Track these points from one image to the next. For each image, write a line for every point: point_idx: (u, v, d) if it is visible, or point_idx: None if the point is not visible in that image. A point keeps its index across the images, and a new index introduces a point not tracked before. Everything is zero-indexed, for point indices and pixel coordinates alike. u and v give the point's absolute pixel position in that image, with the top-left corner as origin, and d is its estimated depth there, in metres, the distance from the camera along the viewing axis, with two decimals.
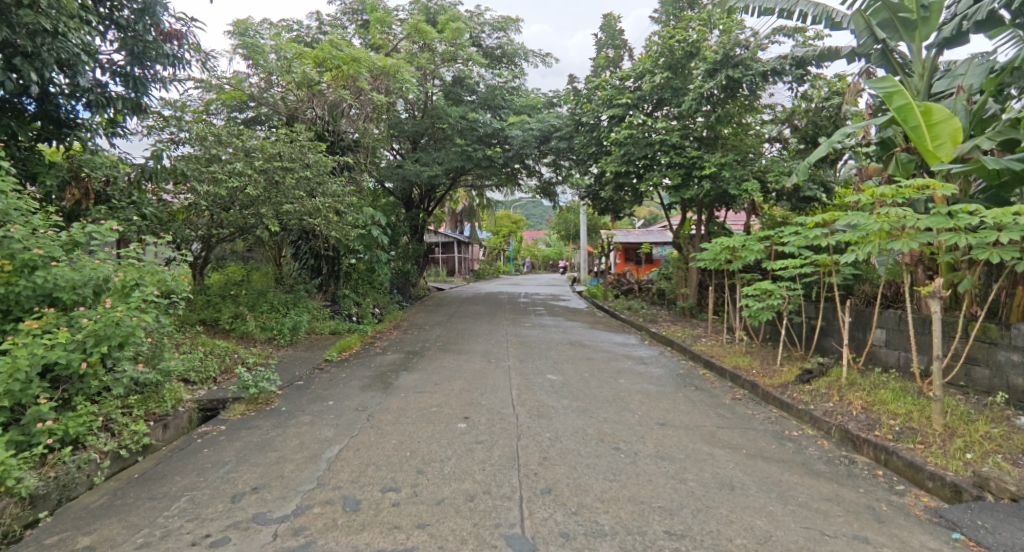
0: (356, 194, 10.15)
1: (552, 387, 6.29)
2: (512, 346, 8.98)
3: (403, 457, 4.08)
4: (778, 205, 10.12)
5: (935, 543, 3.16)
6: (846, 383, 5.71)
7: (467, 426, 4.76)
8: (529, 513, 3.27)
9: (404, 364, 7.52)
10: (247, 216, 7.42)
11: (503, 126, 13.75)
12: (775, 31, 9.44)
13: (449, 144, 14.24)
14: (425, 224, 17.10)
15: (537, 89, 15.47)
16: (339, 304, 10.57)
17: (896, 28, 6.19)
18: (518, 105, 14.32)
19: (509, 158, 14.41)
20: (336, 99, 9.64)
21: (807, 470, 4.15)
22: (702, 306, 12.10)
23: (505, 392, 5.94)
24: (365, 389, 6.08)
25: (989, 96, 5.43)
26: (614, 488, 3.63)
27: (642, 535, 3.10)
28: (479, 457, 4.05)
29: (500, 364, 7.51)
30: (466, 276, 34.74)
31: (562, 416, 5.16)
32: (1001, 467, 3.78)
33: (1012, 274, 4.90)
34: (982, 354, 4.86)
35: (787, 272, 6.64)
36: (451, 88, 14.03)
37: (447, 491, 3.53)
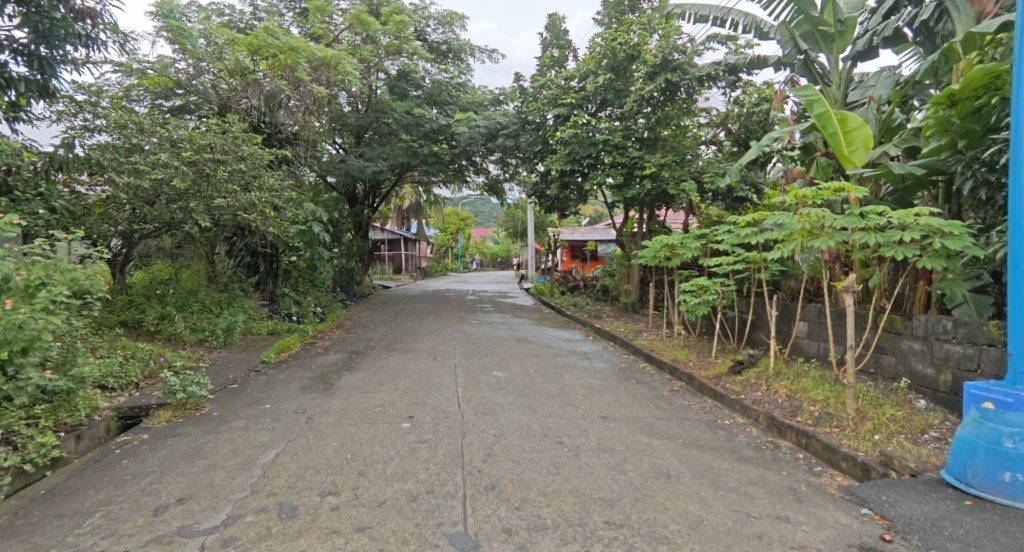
0: (295, 189, 9.93)
1: (498, 384, 6.39)
2: (459, 344, 9.01)
3: (343, 459, 4.07)
4: (714, 204, 10.56)
5: (847, 519, 3.40)
6: (773, 373, 6.09)
7: (411, 425, 4.78)
8: (472, 511, 3.34)
9: (347, 364, 7.42)
10: (174, 210, 7.12)
11: (449, 123, 13.74)
12: (710, 38, 9.86)
13: (394, 140, 14.09)
14: (370, 220, 16.87)
15: (483, 86, 15.52)
16: (278, 303, 10.29)
17: (816, 40, 6.55)
18: (463, 101, 14.37)
19: (456, 155, 14.40)
20: (274, 90, 9.34)
21: (736, 456, 4.41)
22: (644, 301, 12.49)
23: (451, 390, 5.99)
24: (305, 391, 5.98)
25: (896, 107, 5.88)
26: (557, 482, 3.75)
27: (583, 526, 3.22)
28: (423, 457, 4.09)
29: (446, 362, 7.55)
30: (413, 273, 34.41)
31: (507, 412, 5.26)
32: (904, 446, 4.14)
33: (915, 271, 5.35)
34: (889, 343, 5.28)
35: (721, 269, 6.98)
36: (396, 82, 13.68)
37: (390, 492, 3.55)
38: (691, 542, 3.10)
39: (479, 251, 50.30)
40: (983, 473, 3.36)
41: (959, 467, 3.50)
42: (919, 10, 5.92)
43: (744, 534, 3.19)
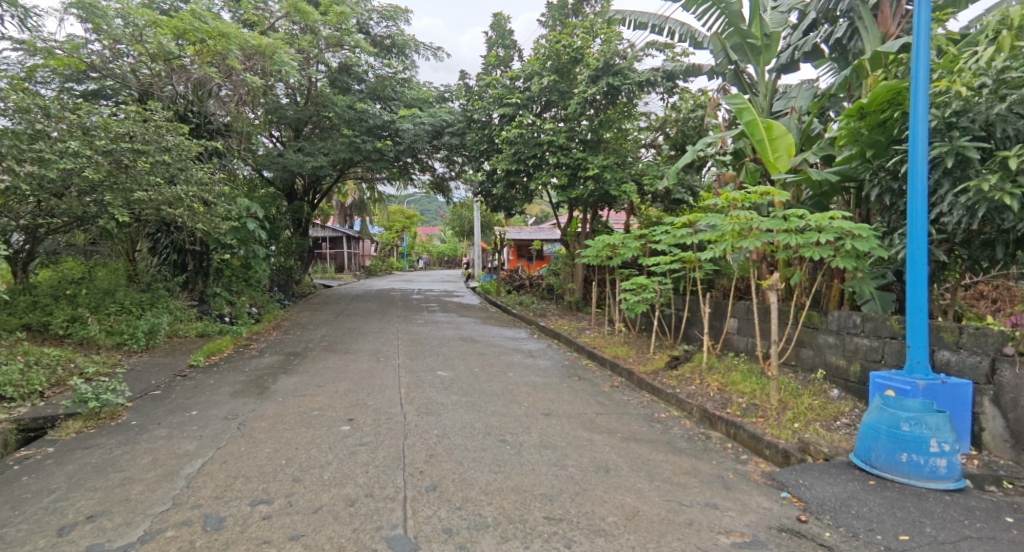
0: (227, 183, 9.66)
1: (442, 383, 6.42)
2: (402, 344, 8.96)
3: (277, 465, 4.01)
4: (654, 206, 10.93)
5: (767, 502, 3.61)
6: (705, 367, 6.42)
7: (351, 428, 4.75)
8: (413, 513, 3.37)
9: (284, 366, 7.24)
10: (88, 203, 6.84)
11: (393, 119, 13.59)
12: (649, 44, 10.21)
13: (335, 134, 13.82)
14: (310, 217, 16.48)
15: (428, 83, 15.46)
16: (208, 303, 9.89)
17: (745, 52, 6.88)
18: (408, 97, 14.26)
19: (400, 152, 14.25)
20: (202, 76, 8.97)
21: (670, 448, 4.63)
22: (587, 300, 12.77)
23: (393, 391, 5.98)
24: (237, 396, 5.81)
25: (815, 117, 6.29)
26: (498, 479, 3.83)
27: (523, 522, 3.30)
28: (362, 460, 4.08)
29: (389, 362, 7.51)
30: (356, 272, 33.74)
31: (451, 412, 5.31)
32: (819, 433, 4.47)
33: (830, 270, 5.76)
34: (808, 338, 5.68)
35: (659, 268, 7.27)
36: (337, 76, 13.46)
37: (326, 497, 3.54)
38: (626, 533, 3.22)
39: (425, 249, 49.89)
40: (885, 455, 3.60)
41: (866, 451, 3.74)
42: (835, 28, 6.41)
43: (676, 522, 3.35)
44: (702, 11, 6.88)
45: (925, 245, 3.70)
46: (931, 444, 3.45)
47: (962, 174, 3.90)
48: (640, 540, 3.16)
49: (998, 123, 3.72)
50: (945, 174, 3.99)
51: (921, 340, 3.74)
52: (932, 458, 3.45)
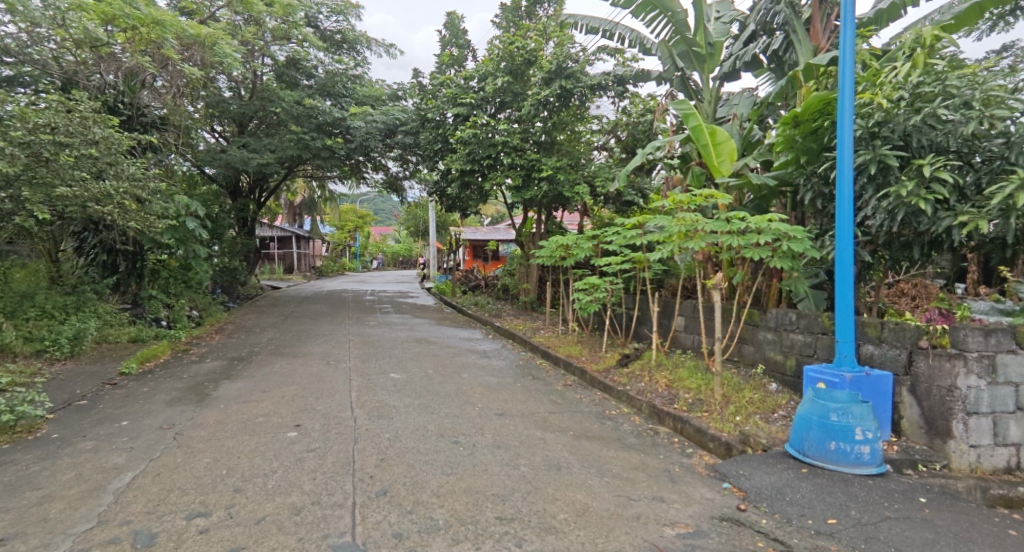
0: (164, 179, 9.34)
1: (394, 386, 6.39)
2: (354, 347, 8.85)
3: (217, 476, 3.90)
4: (606, 207, 11.14)
5: (710, 493, 3.77)
6: (655, 364, 6.63)
7: (298, 434, 4.69)
8: (362, 519, 3.33)
9: (227, 372, 7.02)
10: (3, 199, 6.40)
11: (344, 116, 13.39)
12: (600, 49, 10.42)
13: (283, 131, 13.50)
14: (255, 216, 16.05)
15: (381, 80, 15.29)
16: (143, 306, 9.46)
17: (690, 59, 7.13)
18: (360, 94, 14.06)
19: (351, 150, 14.00)
20: (135, 66, 8.61)
21: (619, 444, 4.76)
22: (541, 300, 12.90)
23: (344, 395, 5.91)
24: (174, 404, 5.61)
25: (754, 124, 6.58)
26: (450, 481, 3.85)
27: (475, 524, 3.32)
28: (309, 467, 4.03)
29: (340, 365, 7.41)
30: (306, 272, 32.95)
31: (403, 414, 5.31)
32: (758, 425, 4.69)
33: (769, 270, 6.05)
34: (749, 334, 5.95)
35: (611, 268, 7.44)
36: (284, 70, 13.24)
37: (270, 508, 3.46)
38: (576, 529, 3.27)
39: (380, 250, 49.17)
40: (816, 444, 3.83)
41: (799, 441, 3.96)
42: (771, 40, 6.75)
43: (624, 517, 3.43)
44: (650, 18, 7.08)
45: (852, 245, 3.96)
46: (856, 432, 3.69)
47: (883, 181, 4.20)
48: (590, 535, 3.21)
49: (914, 134, 4.05)
50: (869, 180, 4.27)
51: (848, 335, 3.99)
52: (857, 445, 3.69)
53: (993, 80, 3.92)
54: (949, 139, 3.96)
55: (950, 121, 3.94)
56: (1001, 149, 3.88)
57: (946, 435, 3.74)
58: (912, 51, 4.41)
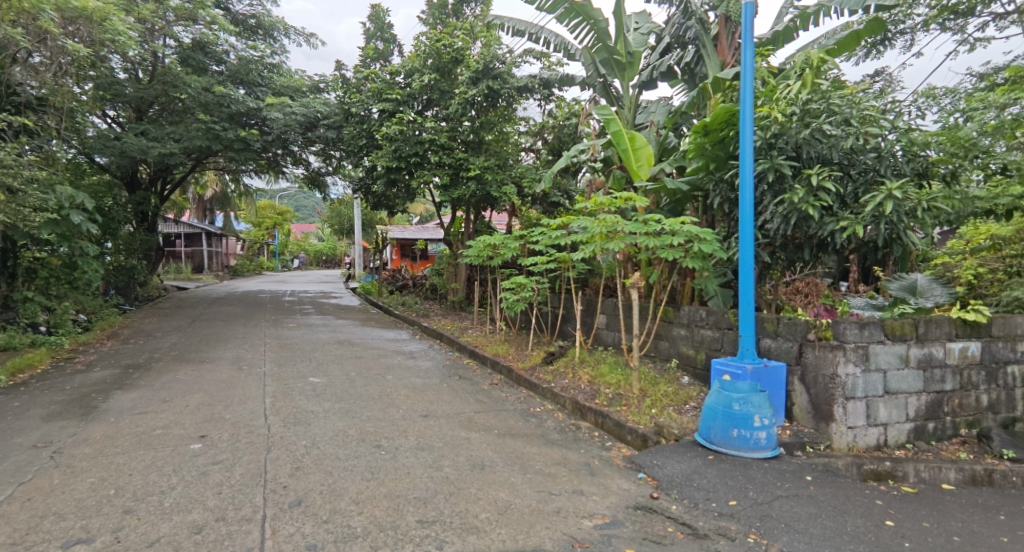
0: (43, 167, 8.53)
1: (314, 390, 6.22)
2: (270, 350, 8.51)
3: (103, 497, 3.62)
4: (533, 208, 11.30)
5: (626, 484, 3.96)
6: (578, 361, 6.86)
7: (203, 446, 4.48)
8: (272, 532, 3.21)
9: (119, 382, 6.56)
10: None
11: (259, 106, 12.84)
12: (526, 52, 10.60)
13: (188, 119, 12.71)
14: (156, 210, 15.09)
15: (301, 71, 14.75)
16: (16, 311, 8.59)
17: (612, 67, 7.40)
18: (277, 84, 13.57)
19: (268, 143, 13.51)
20: (4, 38, 7.75)
21: (542, 440, 4.90)
22: (470, 299, 12.92)
23: (257, 402, 5.70)
24: (53, 420, 5.18)
25: (670, 131, 6.93)
26: (371, 487, 3.80)
27: (395, 529, 3.28)
28: (214, 481, 3.84)
29: (253, 370, 7.11)
30: (218, 272, 31.15)
31: (322, 420, 5.19)
32: (672, 416, 4.97)
33: (683, 270, 6.40)
34: (665, 331, 6.28)
35: (537, 268, 7.56)
36: (189, 53, 12.54)
37: (166, 527, 3.25)
38: (497, 528, 3.31)
39: (301, 248, 47.43)
40: (721, 432, 4.12)
41: (706, 429, 4.24)
42: (684, 53, 7.18)
43: (544, 512, 3.52)
44: (573, 25, 7.29)
45: (752, 247, 4.28)
46: (755, 419, 4.00)
47: (779, 188, 4.57)
48: (510, 533, 3.26)
49: (804, 146, 4.45)
50: (768, 187, 4.64)
51: (749, 330, 4.32)
52: (756, 431, 4.00)
53: (868, 101, 4.41)
54: (832, 152, 4.39)
55: (833, 136, 4.38)
56: (874, 162, 4.41)
57: (829, 418, 4.13)
58: (802, 71, 4.83)
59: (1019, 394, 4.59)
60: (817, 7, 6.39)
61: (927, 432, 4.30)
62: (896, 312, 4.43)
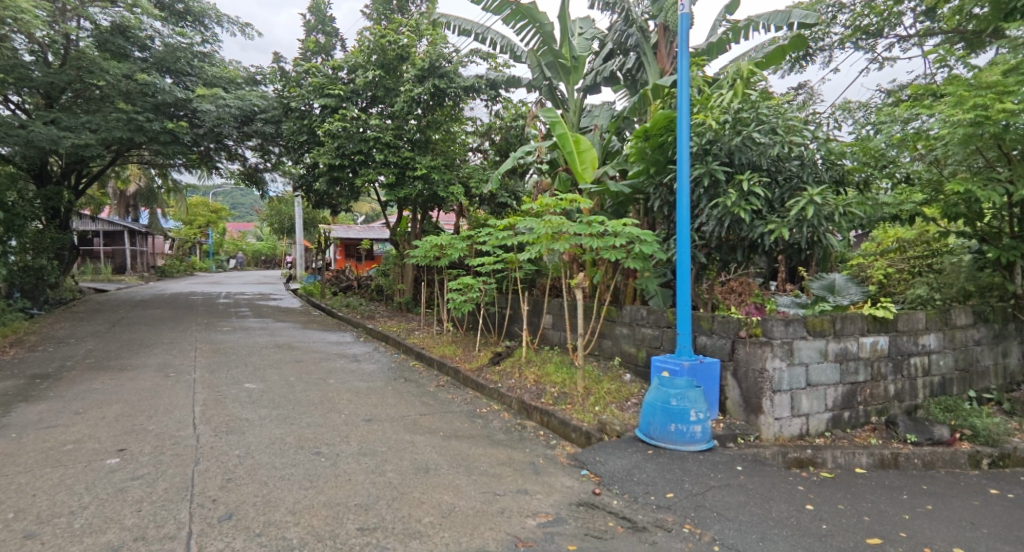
0: None
1: (249, 397, 6.02)
2: (200, 356, 8.16)
3: (2, 521, 3.35)
4: (481, 209, 11.30)
5: (570, 481, 4.04)
6: (524, 361, 6.94)
7: (121, 460, 4.24)
8: (200, 548, 3.08)
9: (24, 394, 6.12)
10: None
11: (189, 97, 12.26)
12: (473, 52, 10.64)
13: (107, 107, 12.02)
14: (69, 207, 14.16)
15: (237, 62, 14.22)
16: None
17: (557, 70, 7.51)
18: (208, 74, 13.01)
19: (199, 136, 12.93)
20: None
21: (488, 441, 4.93)
22: (417, 300, 12.81)
23: (184, 411, 5.46)
24: None
25: (613, 135, 7.11)
26: (309, 496, 3.71)
27: (334, 538, 3.22)
28: (134, 497, 3.63)
29: (180, 378, 6.79)
30: (144, 272, 29.49)
31: (257, 428, 5.04)
32: (614, 413, 5.10)
33: (626, 270, 6.56)
34: (608, 329, 6.44)
35: (484, 268, 7.55)
36: (107, 36, 11.89)
37: (78, 550, 3.05)
38: (441, 531, 3.31)
39: (238, 247, 45.63)
40: (659, 427, 4.26)
41: (646, 425, 4.38)
42: (627, 60, 7.40)
43: (489, 513, 3.55)
44: (519, 27, 7.37)
45: (689, 248, 4.45)
46: (691, 413, 4.17)
47: (714, 193, 4.80)
48: (454, 535, 3.27)
49: (737, 152, 4.69)
50: (704, 192, 4.86)
51: (686, 328, 4.49)
52: (692, 425, 4.18)
53: (792, 112, 4.71)
54: (761, 158, 4.65)
55: (762, 143, 4.63)
56: (798, 169, 4.71)
57: (758, 410, 4.35)
58: (734, 81, 5.09)
59: (920, 384, 4.98)
60: (747, 22, 6.72)
61: (843, 421, 4.60)
62: (817, 309, 4.72)
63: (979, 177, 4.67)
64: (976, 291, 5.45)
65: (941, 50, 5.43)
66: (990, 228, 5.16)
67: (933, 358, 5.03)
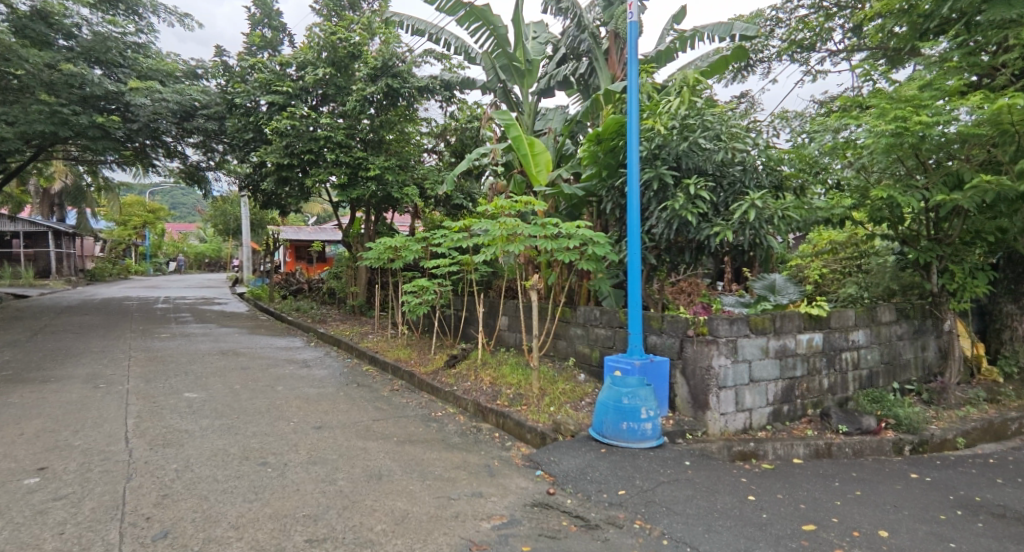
0: None
1: (189, 408, 5.79)
2: (135, 365, 7.77)
3: None
4: (436, 210, 11.21)
5: (525, 482, 4.08)
6: (480, 363, 6.94)
7: (42, 480, 3.98)
8: None
9: None
10: None
11: (121, 90, 11.68)
12: (426, 52, 10.59)
13: (25, 98, 11.21)
14: None
15: (175, 55, 13.68)
16: None
17: (511, 73, 7.57)
18: (143, 66, 12.45)
19: (132, 131, 12.32)
20: None
21: (443, 445, 4.92)
22: (371, 303, 12.62)
23: (115, 425, 5.19)
24: None
25: (567, 138, 7.20)
26: (255, 509, 3.61)
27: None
28: (56, 519, 3.41)
29: (111, 389, 6.46)
30: (73, 276, 27.86)
31: (198, 440, 4.85)
32: (569, 413, 5.18)
33: (580, 271, 6.64)
34: (563, 330, 6.52)
35: (439, 270, 7.48)
36: (26, 22, 11.22)
37: None
38: (394, 539, 3.29)
39: (178, 249, 44.46)
40: (612, 425, 4.35)
41: (599, 424, 4.46)
42: (579, 65, 7.54)
43: (443, 518, 3.54)
44: (473, 28, 7.39)
45: (640, 249, 4.56)
46: (642, 411, 4.28)
47: (663, 196, 4.94)
48: (407, 543, 3.25)
49: (684, 157, 4.87)
50: (654, 195, 5.00)
51: (637, 328, 4.59)
52: (643, 423, 4.28)
53: (735, 119, 4.92)
54: (707, 163, 4.84)
55: (708, 149, 4.84)
56: (740, 174, 4.92)
57: (705, 406, 4.50)
58: (680, 88, 5.26)
59: (851, 377, 5.25)
60: (693, 32, 6.95)
61: (783, 415, 4.81)
62: (760, 308, 4.91)
63: (901, 184, 4.93)
64: (899, 289, 5.83)
65: (866, 65, 5.76)
66: (910, 231, 5.48)
67: (862, 353, 5.32)
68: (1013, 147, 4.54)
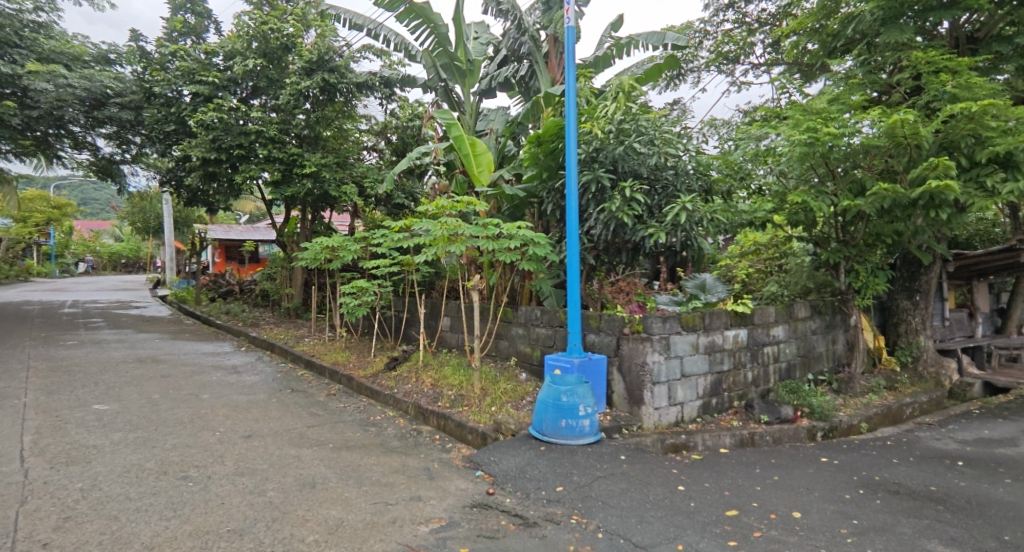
0: None
1: (98, 422, 5.42)
2: (35, 377, 7.18)
3: None
4: (377, 209, 10.90)
5: (464, 483, 4.08)
6: (422, 364, 6.87)
7: None
8: None
9: None
10: None
11: (17, 72, 10.77)
12: (365, 48, 10.36)
13: None
14: None
15: (83, 37, 12.73)
16: None
17: (453, 72, 7.52)
18: (45, 48, 11.52)
19: (32, 119, 11.37)
20: None
21: (381, 449, 4.84)
22: (306, 305, 12.24)
23: (10, 443, 4.78)
24: None
25: (508, 140, 7.24)
26: (173, 526, 3.43)
27: None
28: None
29: (6, 404, 5.94)
30: None
31: (108, 456, 4.56)
32: (510, 413, 5.22)
33: (521, 271, 6.68)
34: (504, 330, 6.56)
35: (379, 271, 7.30)
36: None
37: None
38: (326, 548, 3.21)
39: (90, 249, 41.42)
40: (551, 423, 4.42)
41: (539, 422, 4.52)
42: (519, 67, 7.57)
43: (378, 524, 3.49)
44: (413, 26, 7.30)
45: (579, 250, 4.65)
46: (580, 408, 4.37)
47: (601, 198, 5.06)
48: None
49: (620, 161, 5.00)
50: (592, 197, 5.12)
51: (576, 327, 4.68)
52: (581, 419, 4.37)
53: (667, 125, 5.10)
54: (641, 167, 5.01)
55: (642, 153, 5.02)
56: (672, 179, 5.12)
57: (640, 401, 4.65)
58: (616, 94, 5.40)
59: (773, 370, 5.55)
60: (629, 40, 7.14)
61: (711, 407, 5.03)
62: (691, 306, 5.12)
63: (814, 189, 5.25)
64: (815, 287, 6.18)
65: (783, 78, 6.09)
66: (822, 233, 5.85)
67: (782, 347, 5.63)
68: (907, 158, 4.91)
